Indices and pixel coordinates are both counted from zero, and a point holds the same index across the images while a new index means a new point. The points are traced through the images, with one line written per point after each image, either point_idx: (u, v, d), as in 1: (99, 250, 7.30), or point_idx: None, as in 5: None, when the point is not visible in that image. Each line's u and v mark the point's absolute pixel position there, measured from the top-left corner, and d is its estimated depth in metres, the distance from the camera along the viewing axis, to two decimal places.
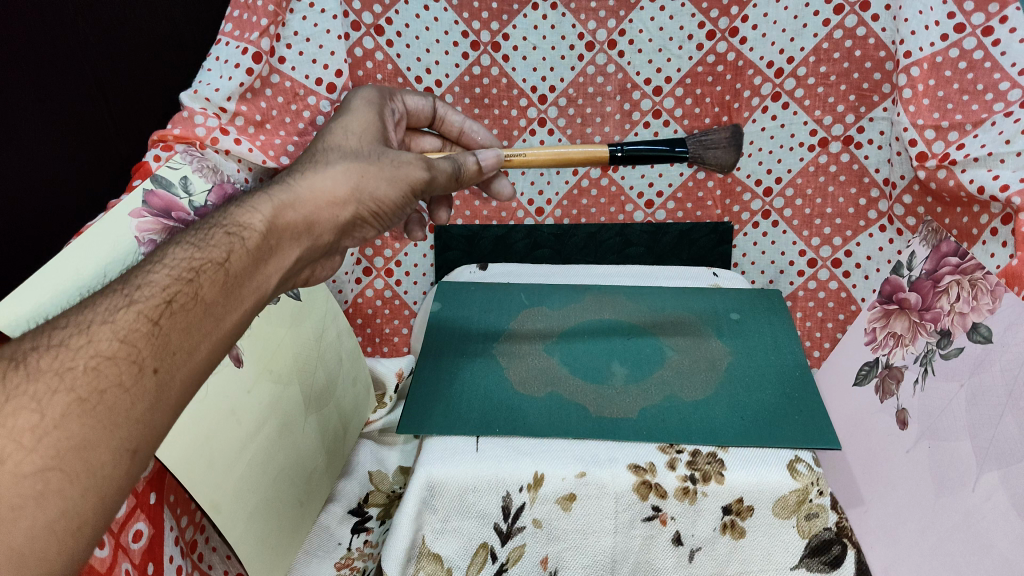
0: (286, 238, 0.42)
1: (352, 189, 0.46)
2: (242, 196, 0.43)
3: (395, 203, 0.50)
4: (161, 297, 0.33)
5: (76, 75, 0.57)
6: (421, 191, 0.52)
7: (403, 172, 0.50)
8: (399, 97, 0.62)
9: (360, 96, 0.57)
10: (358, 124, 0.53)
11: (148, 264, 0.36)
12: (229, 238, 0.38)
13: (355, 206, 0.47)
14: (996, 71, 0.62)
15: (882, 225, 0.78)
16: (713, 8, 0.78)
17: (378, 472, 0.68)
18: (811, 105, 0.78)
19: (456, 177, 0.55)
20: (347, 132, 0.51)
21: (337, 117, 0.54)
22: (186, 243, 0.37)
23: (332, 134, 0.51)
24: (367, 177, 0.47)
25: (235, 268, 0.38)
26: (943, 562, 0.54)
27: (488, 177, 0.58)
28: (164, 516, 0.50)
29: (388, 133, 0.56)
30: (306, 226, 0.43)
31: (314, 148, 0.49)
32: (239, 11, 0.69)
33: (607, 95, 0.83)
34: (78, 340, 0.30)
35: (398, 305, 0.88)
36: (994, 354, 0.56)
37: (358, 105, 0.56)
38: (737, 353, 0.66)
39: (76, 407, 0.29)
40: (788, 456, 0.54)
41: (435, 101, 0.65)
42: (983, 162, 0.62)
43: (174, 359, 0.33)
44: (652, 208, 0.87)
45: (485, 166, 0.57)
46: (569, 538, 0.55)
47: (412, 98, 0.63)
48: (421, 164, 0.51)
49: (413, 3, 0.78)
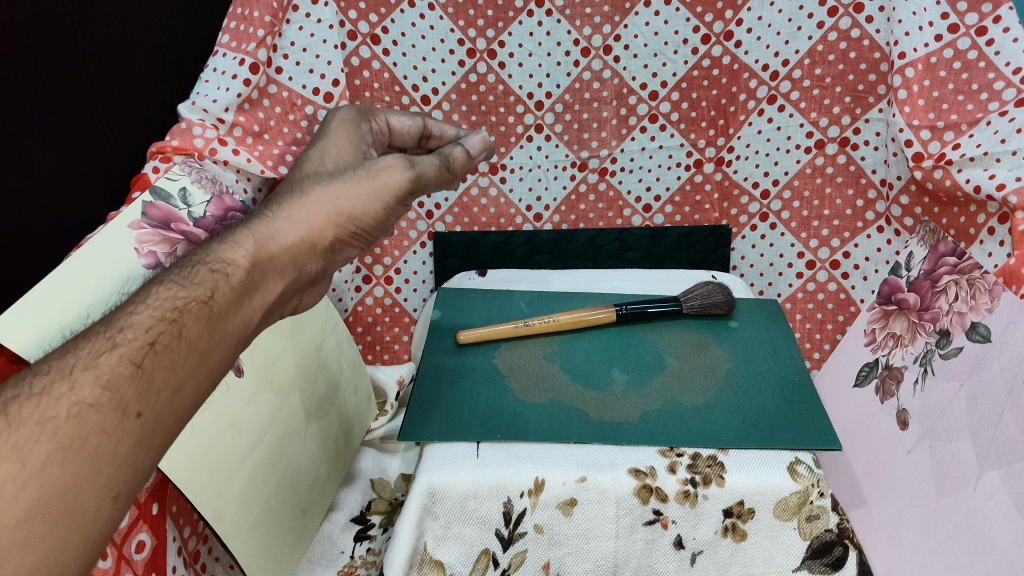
0: (271, 271, 0.42)
1: (333, 210, 0.45)
2: (234, 225, 0.43)
3: (380, 214, 0.48)
4: (143, 339, 0.34)
5: (76, 88, 0.57)
6: (406, 194, 0.50)
7: (380, 180, 0.48)
8: (381, 115, 0.61)
9: (337, 118, 0.56)
10: (337, 147, 0.53)
11: (132, 304, 0.36)
12: (213, 276, 0.38)
13: (340, 227, 0.46)
14: (991, 70, 0.64)
15: (880, 226, 0.78)
16: (708, 13, 0.78)
17: (380, 480, 0.67)
18: (807, 107, 0.78)
19: (446, 168, 0.54)
20: (325, 157, 0.51)
21: (317, 143, 0.53)
22: (170, 282, 0.37)
23: (310, 160, 0.51)
24: (346, 193, 0.46)
25: (219, 305, 0.38)
26: (945, 563, 0.53)
27: (474, 158, 0.58)
28: (167, 526, 0.49)
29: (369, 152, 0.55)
30: (290, 257, 0.43)
31: (294, 176, 0.49)
32: (235, 23, 0.70)
33: (603, 100, 0.83)
34: (61, 387, 0.31)
35: (397, 312, 0.88)
36: (993, 354, 0.56)
37: (337, 128, 0.55)
38: (735, 357, 0.67)
39: (58, 454, 0.30)
40: (789, 458, 0.55)
41: (422, 120, 0.64)
42: (978, 162, 0.63)
43: (157, 400, 0.34)
44: (650, 212, 0.88)
45: (473, 151, 0.58)
46: (572, 543, 0.55)
47: (395, 117, 0.62)
48: (400, 166, 0.49)
49: (408, 12, 0.78)
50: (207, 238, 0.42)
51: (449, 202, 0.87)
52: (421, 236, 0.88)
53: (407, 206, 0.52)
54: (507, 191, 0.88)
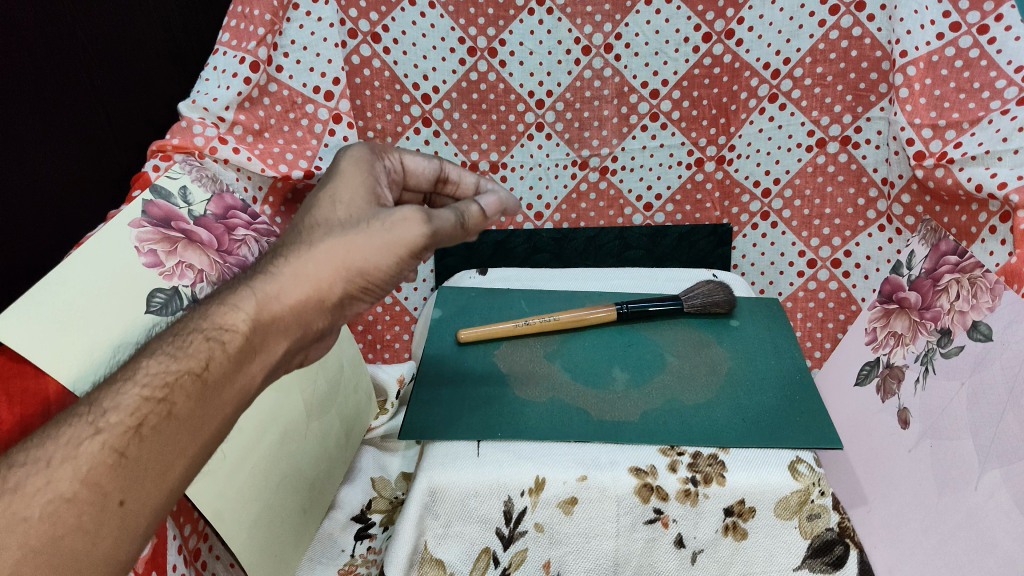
0: (275, 335, 0.39)
1: (342, 266, 0.41)
2: (243, 274, 0.41)
3: (394, 269, 0.43)
4: (128, 423, 0.33)
5: (77, 86, 0.57)
6: (423, 249, 0.45)
7: (394, 235, 0.42)
8: (396, 153, 0.54)
9: (347, 156, 0.49)
10: (348, 191, 0.45)
11: (121, 379, 0.34)
12: (208, 345, 0.36)
13: (349, 283, 0.41)
14: (992, 69, 0.64)
15: (881, 225, 0.78)
16: (708, 11, 0.78)
17: (380, 478, 0.67)
18: (808, 106, 0.78)
19: (460, 225, 0.47)
20: (335, 204, 0.44)
21: (325, 181, 0.46)
22: (163, 354, 0.36)
23: (318, 206, 0.44)
24: (355, 248, 0.41)
25: (212, 377, 0.36)
26: (947, 561, 0.53)
27: (491, 218, 0.51)
28: (167, 524, 0.49)
29: (382, 195, 0.48)
30: (294, 317, 0.40)
31: (299, 220, 0.43)
32: (235, 21, 0.70)
33: (604, 99, 0.83)
34: (36, 482, 0.30)
35: (398, 311, 0.89)
36: (994, 353, 0.56)
37: (348, 165, 0.48)
38: (736, 356, 0.66)
39: (30, 558, 0.29)
40: (789, 457, 0.55)
41: (440, 162, 0.57)
42: (980, 161, 0.63)
43: (142, 488, 0.33)
44: (651, 211, 0.87)
45: (490, 211, 0.50)
46: (572, 542, 0.55)
47: (411, 155, 0.55)
48: (418, 220, 0.43)
49: (409, 10, 0.78)
50: (207, 295, 0.40)
51: None
52: None
53: (423, 261, 0.46)
54: (507, 190, 0.88)
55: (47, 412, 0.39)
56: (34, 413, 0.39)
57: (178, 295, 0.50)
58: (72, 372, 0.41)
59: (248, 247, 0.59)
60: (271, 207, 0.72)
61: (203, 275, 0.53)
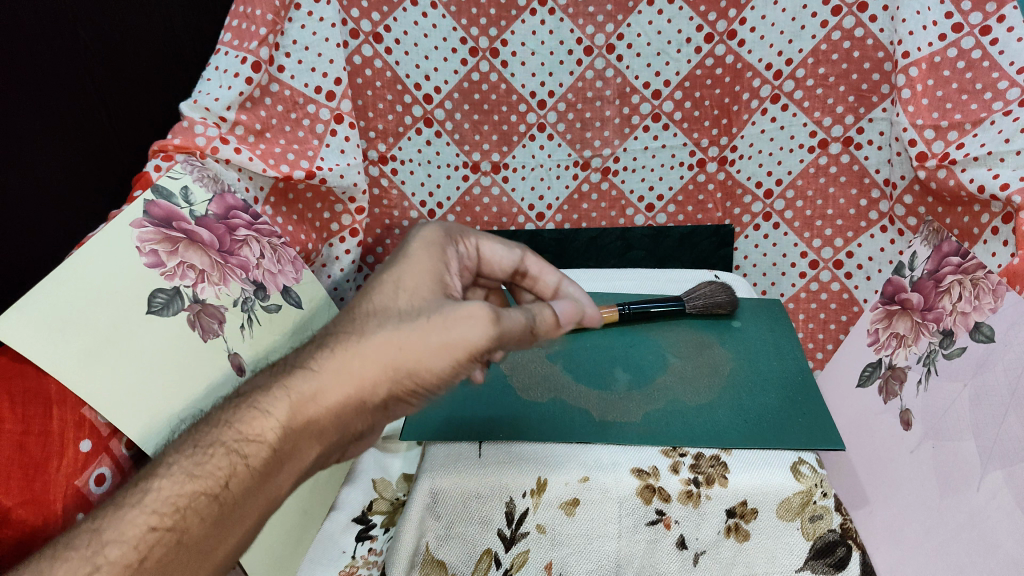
0: (303, 440, 0.41)
1: (383, 370, 0.41)
2: (278, 366, 0.44)
3: (445, 372, 0.43)
4: (136, 546, 0.36)
5: (79, 85, 0.57)
6: (481, 353, 0.44)
7: (455, 335, 0.42)
8: (473, 239, 0.54)
9: (421, 237, 0.50)
10: (415, 277, 0.46)
11: (145, 489, 0.38)
12: (227, 459, 0.39)
13: (393, 384, 0.42)
14: (995, 70, 0.63)
15: (884, 226, 0.78)
16: (711, 11, 0.78)
17: (381, 479, 0.66)
18: (811, 107, 0.78)
19: (529, 327, 0.46)
20: (399, 290, 0.45)
21: (395, 263, 0.47)
22: (185, 465, 0.39)
23: (382, 289, 0.45)
24: (403, 351, 0.41)
25: (229, 493, 0.39)
26: (949, 563, 0.53)
27: (562, 325, 0.51)
28: None
29: (452, 286, 0.48)
30: (323, 424, 0.41)
31: (359, 306, 0.44)
32: (237, 21, 0.70)
33: (606, 99, 0.83)
34: None
35: None
36: (997, 355, 0.55)
37: (419, 250, 0.48)
38: (738, 357, 0.66)
39: None
40: (792, 458, 0.55)
41: (521, 253, 0.57)
42: (983, 162, 0.63)
43: None
44: (653, 212, 0.87)
45: (561, 316, 0.51)
46: (574, 543, 0.54)
47: (488, 241, 0.55)
48: (481, 321, 0.42)
49: (411, 10, 0.78)
50: (240, 392, 0.43)
51: (451, 201, 0.87)
52: None
53: (483, 363, 0.46)
54: (508, 190, 0.88)
55: (46, 413, 0.40)
56: (33, 413, 0.40)
57: (179, 295, 0.49)
58: (71, 372, 0.41)
59: (250, 247, 0.59)
60: (272, 207, 0.72)
61: (204, 275, 0.53)
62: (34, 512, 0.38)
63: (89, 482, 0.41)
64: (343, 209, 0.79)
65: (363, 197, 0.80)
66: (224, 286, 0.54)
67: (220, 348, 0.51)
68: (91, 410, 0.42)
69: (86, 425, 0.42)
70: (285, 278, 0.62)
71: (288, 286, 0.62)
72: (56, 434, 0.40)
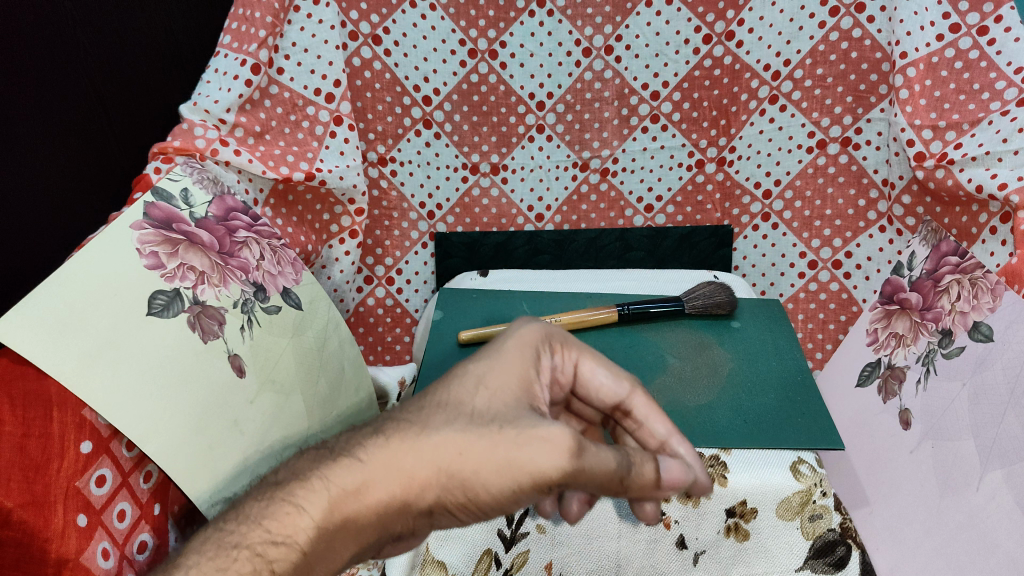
0: (334, 542, 0.35)
1: (435, 475, 0.35)
2: (325, 448, 0.38)
3: (505, 497, 0.35)
4: None
5: (79, 88, 0.58)
6: (555, 486, 0.36)
7: (523, 456, 0.35)
8: (579, 356, 0.46)
9: (520, 336, 0.43)
10: (501, 377, 0.40)
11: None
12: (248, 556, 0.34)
13: (442, 493, 0.35)
14: (992, 70, 0.64)
15: (882, 226, 0.78)
16: (709, 13, 0.79)
17: None
18: (809, 107, 0.78)
19: (621, 475, 0.37)
20: (479, 388, 0.39)
21: (485, 355, 0.41)
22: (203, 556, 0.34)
23: (461, 382, 0.39)
24: (463, 458, 0.35)
25: None
26: (948, 562, 0.53)
27: (667, 488, 0.40)
28: (170, 529, 0.48)
29: (541, 399, 0.41)
30: (359, 529, 0.35)
31: (434, 394, 0.38)
32: (236, 23, 0.70)
33: (604, 101, 0.84)
34: None
35: (398, 313, 0.88)
36: (995, 354, 0.56)
37: (512, 351, 0.42)
38: (737, 357, 0.66)
39: None
40: (791, 458, 0.56)
41: (633, 390, 0.46)
42: (980, 162, 0.63)
43: None
44: (652, 212, 0.87)
45: (666, 482, 0.40)
46: (575, 543, 0.54)
47: (589, 360, 0.46)
48: (562, 451, 0.35)
49: (410, 12, 0.79)
50: (285, 468, 0.38)
51: (450, 203, 0.88)
52: (423, 237, 0.88)
53: (554, 496, 0.37)
54: (508, 191, 0.88)
55: (47, 415, 0.40)
56: (34, 415, 0.40)
57: (178, 297, 0.50)
58: (74, 374, 0.41)
59: (250, 248, 0.59)
60: (272, 209, 0.72)
61: (204, 277, 0.53)
62: (35, 513, 0.38)
63: (90, 483, 0.41)
64: (343, 210, 0.80)
65: (362, 199, 0.80)
66: (224, 288, 0.54)
67: (220, 349, 0.51)
68: (92, 412, 0.42)
69: (87, 427, 0.41)
70: (285, 280, 0.63)
71: (288, 287, 0.63)
72: (56, 436, 0.40)
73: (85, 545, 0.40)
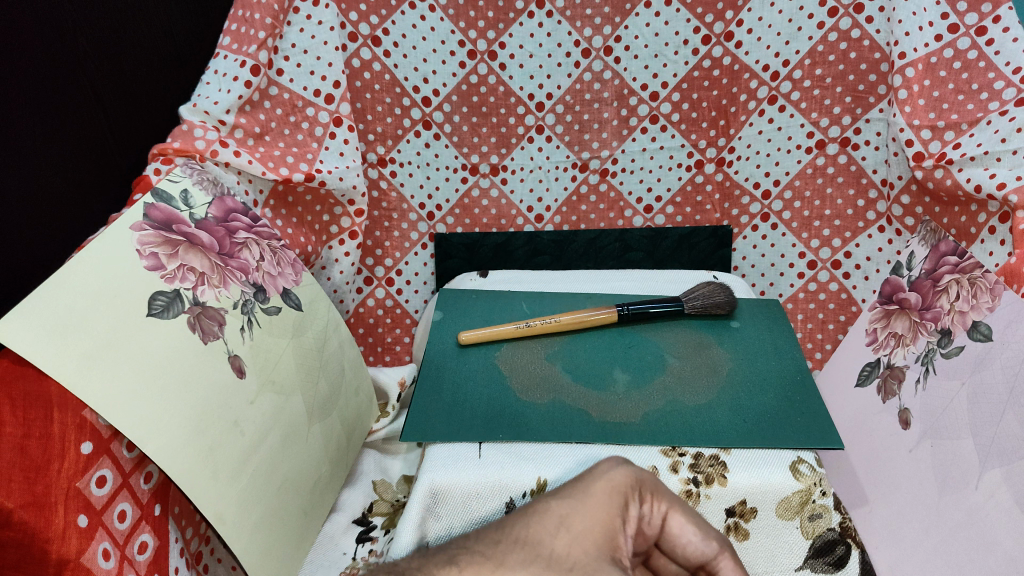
0: None
1: None
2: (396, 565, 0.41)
3: None
4: None
5: (78, 88, 0.58)
6: None
7: None
8: (665, 507, 0.49)
9: (607, 480, 0.48)
10: (582, 528, 0.45)
11: None
12: None
13: None
14: (991, 70, 0.64)
15: (881, 226, 0.78)
16: (708, 13, 0.79)
17: (382, 481, 0.69)
18: (808, 107, 0.79)
19: None
20: (561, 534, 0.44)
21: (571, 495, 0.47)
22: None
23: (546, 526, 0.44)
24: None
25: None
26: (947, 561, 0.53)
27: None
28: (170, 527, 0.49)
29: (620, 551, 0.45)
30: None
31: (515, 530, 0.44)
32: (235, 24, 0.70)
33: (604, 101, 0.84)
34: None
35: (399, 314, 0.89)
36: (994, 353, 0.56)
37: (600, 496, 0.47)
38: (737, 356, 0.67)
39: None
40: (792, 457, 0.55)
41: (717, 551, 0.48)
42: (979, 162, 0.63)
43: None
44: (651, 213, 0.88)
45: None
46: None
47: (679, 515, 0.49)
48: None
49: (409, 13, 0.79)
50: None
51: (450, 204, 0.88)
52: (423, 237, 0.88)
53: None
54: (507, 192, 0.88)
55: (47, 415, 0.40)
56: (34, 416, 0.40)
57: (178, 298, 0.50)
58: (76, 376, 0.41)
59: (249, 250, 0.60)
60: (272, 210, 0.72)
61: (204, 278, 0.53)
62: (36, 514, 0.38)
63: (90, 484, 0.41)
64: (343, 211, 0.80)
65: (362, 200, 0.80)
66: (224, 288, 0.55)
67: (220, 350, 0.51)
68: (93, 413, 0.42)
69: (87, 428, 0.41)
70: (285, 281, 0.65)
71: (287, 287, 0.64)
72: (57, 437, 0.40)
73: (86, 546, 0.40)
